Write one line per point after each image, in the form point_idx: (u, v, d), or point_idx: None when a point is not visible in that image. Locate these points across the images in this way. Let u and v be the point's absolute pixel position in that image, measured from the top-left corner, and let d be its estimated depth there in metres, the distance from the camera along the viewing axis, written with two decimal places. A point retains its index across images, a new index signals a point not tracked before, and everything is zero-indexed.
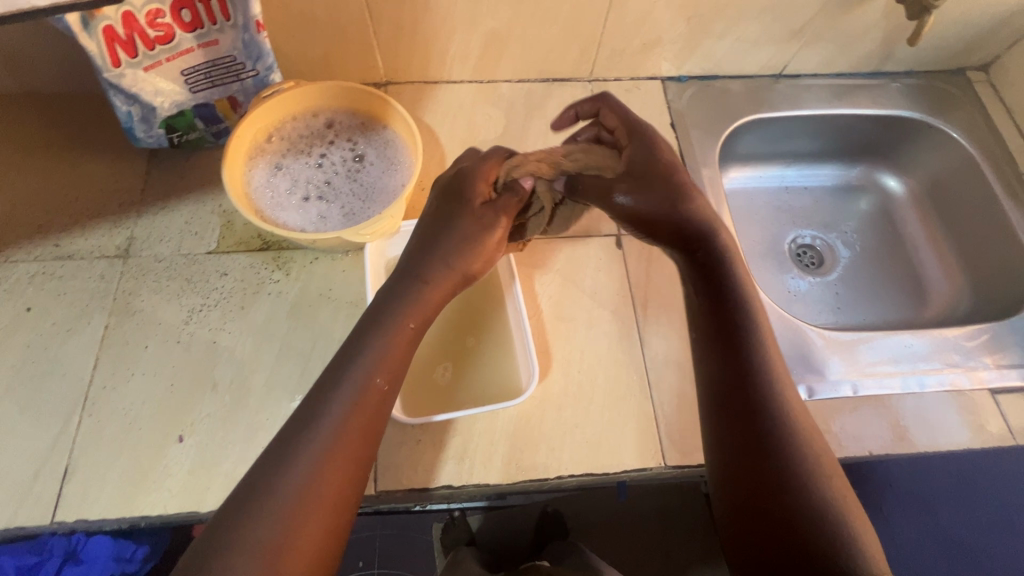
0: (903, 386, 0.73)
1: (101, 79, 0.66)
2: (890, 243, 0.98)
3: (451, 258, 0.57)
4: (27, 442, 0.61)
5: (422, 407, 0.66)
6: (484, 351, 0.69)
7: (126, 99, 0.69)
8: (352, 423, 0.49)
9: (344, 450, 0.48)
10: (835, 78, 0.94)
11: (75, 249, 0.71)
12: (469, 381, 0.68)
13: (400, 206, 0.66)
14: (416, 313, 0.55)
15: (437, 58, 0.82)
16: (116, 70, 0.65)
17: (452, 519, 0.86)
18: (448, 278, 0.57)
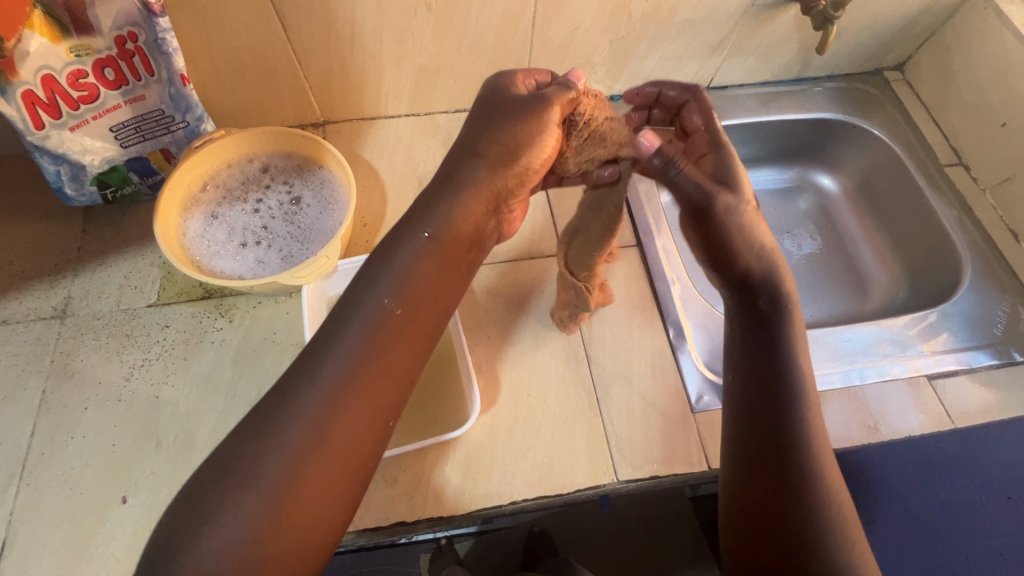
0: (845, 380, 0.75)
1: (25, 142, 0.66)
2: (830, 239, 1.01)
3: (505, 140, 0.55)
4: None
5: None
6: (431, 380, 0.70)
7: (54, 160, 0.68)
8: (340, 427, 0.43)
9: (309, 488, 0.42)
10: (761, 86, 0.98)
11: (9, 313, 0.70)
12: (420, 412, 0.68)
13: (336, 246, 0.67)
14: (438, 225, 0.51)
15: (371, 96, 0.84)
16: (41, 132, 0.65)
17: (439, 548, 0.82)
18: (489, 174, 0.54)
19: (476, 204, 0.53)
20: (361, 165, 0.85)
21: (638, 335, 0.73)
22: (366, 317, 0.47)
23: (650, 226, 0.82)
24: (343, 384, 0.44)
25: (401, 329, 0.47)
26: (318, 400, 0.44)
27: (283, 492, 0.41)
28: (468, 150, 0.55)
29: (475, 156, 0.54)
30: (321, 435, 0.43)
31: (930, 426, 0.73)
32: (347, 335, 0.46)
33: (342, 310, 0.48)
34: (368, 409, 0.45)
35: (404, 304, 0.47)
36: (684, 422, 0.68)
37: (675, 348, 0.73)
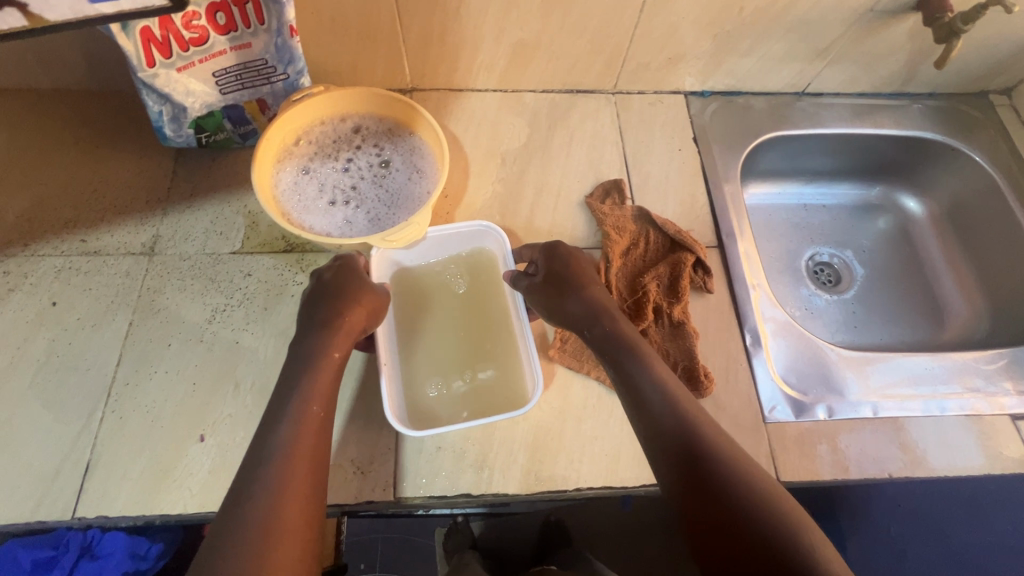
0: (924, 409, 0.71)
1: (135, 78, 0.67)
2: (908, 263, 0.97)
3: (331, 322, 0.59)
4: (50, 437, 0.61)
5: (425, 418, 0.65)
6: (494, 364, 0.68)
7: (158, 99, 0.69)
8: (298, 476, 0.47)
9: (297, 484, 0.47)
10: (857, 97, 0.95)
11: (102, 245, 0.72)
12: (477, 393, 0.66)
13: (425, 213, 0.66)
14: (341, 343, 0.58)
15: (464, 67, 0.83)
16: (151, 70, 0.65)
17: (455, 525, 0.83)
18: (347, 335, 0.59)
19: (337, 343, 0.58)
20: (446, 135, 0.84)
21: (713, 337, 0.72)
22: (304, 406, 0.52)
23: (732, 228, 0.80)
24: (293, 448, 0.49)
25: (327, 423, 0.53)
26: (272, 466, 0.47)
27: (272, 541, 0.43)
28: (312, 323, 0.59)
29: (308, 334, 0.58)
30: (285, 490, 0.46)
31: (1009, 467, 0.69)
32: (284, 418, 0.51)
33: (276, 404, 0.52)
34: (309, 461, 0.49)
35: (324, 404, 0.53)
36: (755, 431, 0.67)
37: (749, 354, 0.71)
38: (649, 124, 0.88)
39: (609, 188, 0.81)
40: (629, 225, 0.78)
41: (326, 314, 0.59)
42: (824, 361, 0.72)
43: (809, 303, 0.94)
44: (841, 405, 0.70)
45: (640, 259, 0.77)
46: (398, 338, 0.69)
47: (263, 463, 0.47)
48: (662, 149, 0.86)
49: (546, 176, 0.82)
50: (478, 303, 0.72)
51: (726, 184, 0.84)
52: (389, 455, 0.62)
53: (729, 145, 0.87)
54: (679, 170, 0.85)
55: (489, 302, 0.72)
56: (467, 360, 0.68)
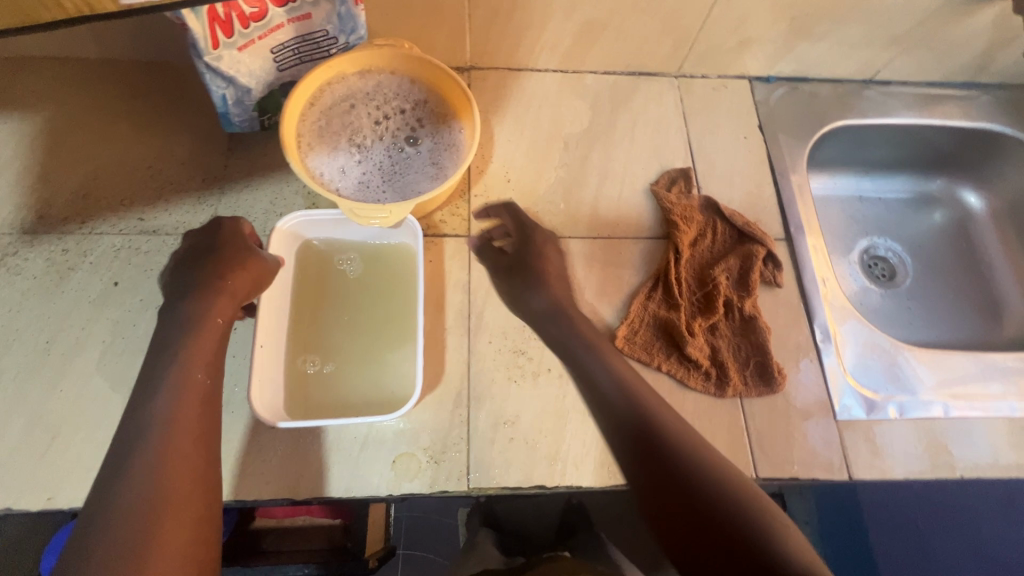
0: (994, 410, 0.70)
1: (197, 62, 0.63)
2: (966, 258, 0.96)
3: (200, 291, 0.56)
4: (120, 420, 0.60)
5: (303, 404, 0.61)
6: (381, 351, 0.64)
7: (222, 83, 0.66)
8: (182, 459, 0.45)
9: (178, 453, 0.46)
10: (925, 86, 0.92)
11: (160, 224, 0.70)
12: (355, 387, 0.62)
13: (403, 209, 0.62)
14: (221, 310, 0.55)
15: (528, 46, 0.80)
16: (215, 52, 0.62)
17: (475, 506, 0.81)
18: (220, 307, 0.55)
19: (221, 309, 0.55)
20: (506, 117, 0.81)
21: (781, 333, 0.71)
22: (182, 379, 0.50)
23: (800, 220, 0.78)
24: (172, 414, 0.47)
25: (214, 394, 0.51)
26: (146, 451, 0.45)
27: (152, 516, 0.42)
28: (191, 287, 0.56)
29: (177, 304, 0.55)
30: (166, 473, 0.44)
31: None
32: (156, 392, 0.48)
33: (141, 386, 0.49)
34: (194, 434, 0.48)
35: (209, 372, 0.51)
36: (826, 428, 0.67)
37: (818, 349, 0.70)
38: (714, 110, 0.85)
39: (676, 177, 0.79)
40: (697, 216, 0.76)
41: (212, 278, 0.56)
42: (893, 359, 0.71)
43: (865, 297, 0.93)
44: (911, 403, 0.69)
45: (709, 250, 0.75)
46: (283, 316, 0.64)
47: (142, 443, 0.45)
48: (728, 137, 0.83)
49: (609, 162, 0.80)
50: (378, 293, 0.67)
51: (792, 175, 0.81)
52: (462, 445, 0.62)
53: (794, 135, 0.85)
54: (745, 159, 0.82)
55: (391, 293, 0.67)
56: (350, 347, 0.64)
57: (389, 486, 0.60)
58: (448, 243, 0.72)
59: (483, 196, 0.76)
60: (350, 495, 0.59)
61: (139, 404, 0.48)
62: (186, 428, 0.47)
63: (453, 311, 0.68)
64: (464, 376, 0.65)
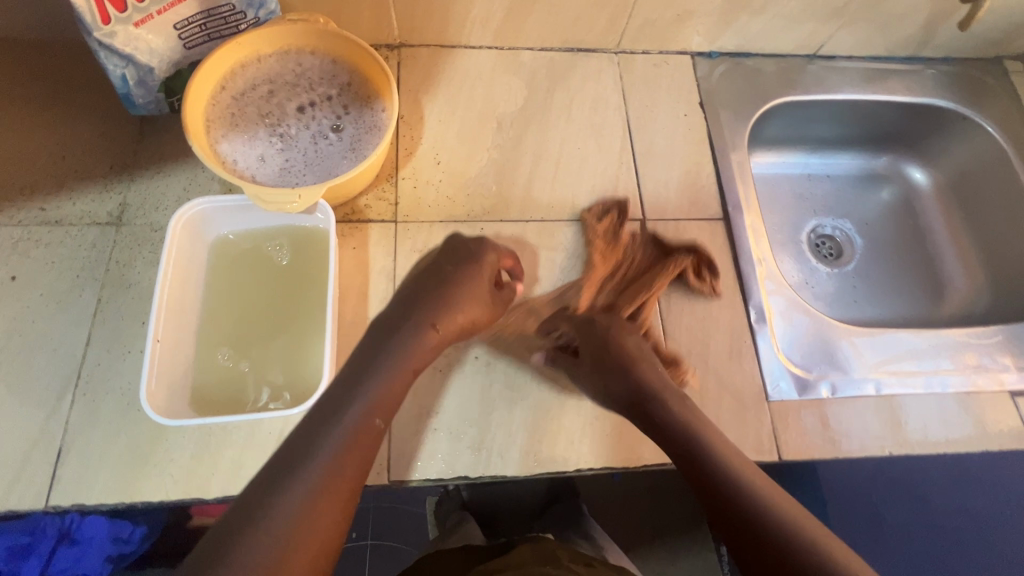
0: (925, 386, 0.70)
1: (88, 39, 0.59)
2: (911, 235, 0.95)
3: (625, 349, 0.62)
4: (17, 422, 0.57)
5: (215, 397, 0.56)
6: (292, 342, 0.59)
7: (119, 62, 0.62)
8: (326, 510, 0.43)
9: (336, 492, 0.44)
10: (870, 61, 0.90)
11: (64, 214, 0.66)
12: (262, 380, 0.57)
13: (316, 192, 0.59)
14: (409, 361, 0.53)
15: (457, 20, 0.77)
16: (107, 28, 0.58)
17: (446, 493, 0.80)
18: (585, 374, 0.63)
19: (418, 358, 0.54)
20: (438, 96, 0.78)
21: (716, 314, 0.70)
22: (362, 425, 0.47)
23: (739, 199, 0.76)
24: (335, 474, 0.45)
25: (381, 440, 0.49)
26: (295, 496, 0.43)
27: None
28: (411, 313, 0.56)
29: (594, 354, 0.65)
30: (292, 542, 0.41)
31: (1008, 442, 0.68)
32: (335, 427, 0.47)
33: (322, 414, 0.47)
34: (344, 495, 0.45)
35: (376, 430, 0.48)
36: (758, 410, 0.66)
37: (753, 330, 0.69)
38: (655, 87, 0.83)
39: (609, 206, 0.74)
40: (627, 249, 0.72)
41: (431, 318, 0.56)
42: (828, 339, 0.70)
43: (811, 277, 0.92)
44: (844, 383, 0.68)
45: (615, 284, 0.71)
46: (194, 303, 0.59)
47: (283, 494, 0.43)
48: (668, 115, 0.81)
49: (544, 142, 0.77)
50: (291, 281, 0.61)
51: (733, 153, 0.80)
52: (382, 438, 0.60)
53: (736, 111, 0.83)
54: (685, 137, 0.80)
55: (304, 282, 0.61)
56: (261, 335, 0.59)
57: None
58: (373, 229, 0.69)
59: (411, 180, 0.73)
60: None
61: (318, 438, 0.46)
62: (355, 467, 0.46)
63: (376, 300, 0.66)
64: None
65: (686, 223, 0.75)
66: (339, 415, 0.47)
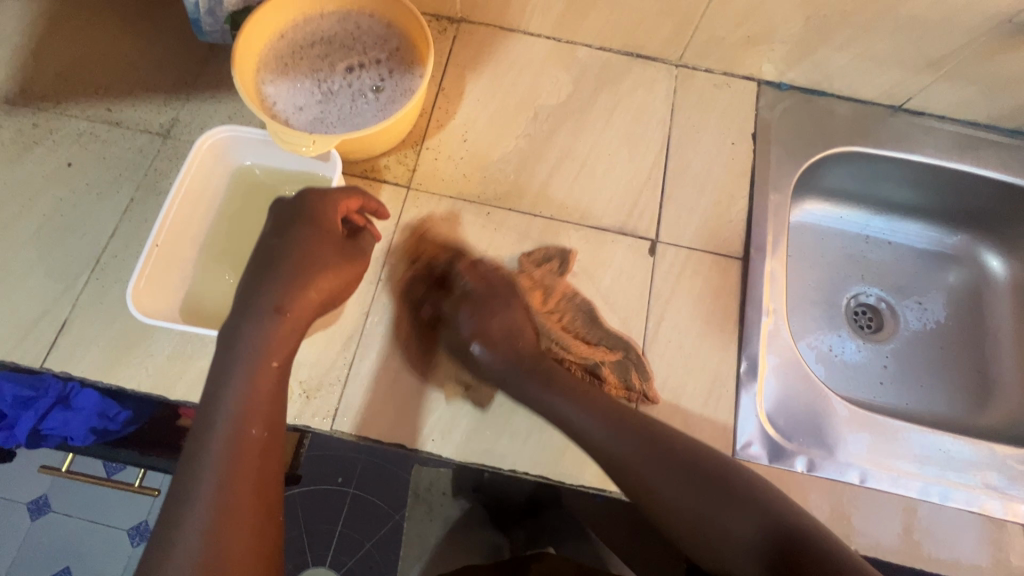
0: (921, 492, 0.61)
1: None
2: (968, 327, 0.85)
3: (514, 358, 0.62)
4: (39, 288, 0.64)
5: (196, 308, 0.60)
6: None
7: None
8: (238, 518, 0.45)
9: (239, 489, 0.46)
10: (965, 126, 0.80)
11: (124, 117, 0.73)
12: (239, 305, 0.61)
13: (330, 141, 0.61)
14: (277, 349, 0.51)
15: (518, 4, 0.76)
16: None
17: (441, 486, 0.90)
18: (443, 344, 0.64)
19: (276, 350, 0.50)
20: (483, 76, 0.78)
21: (703, 354, 0.66)
22: (239, 435, 0.47)
23: (765, 243, 0.71)
24: (228, 476, 0.46)
25: (271, 443, 0.49)
26: (198, 521, 0.44)
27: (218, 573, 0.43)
28: (252, 298, 0.52)
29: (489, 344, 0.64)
30: (221, 534, 0.44)
31: None
32: (208, 452, 0.46)
33: (197, 443, 0.47)
34: (255, 479, 0.47)
35: (265, 423, 0.49)
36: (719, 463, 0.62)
37: (739, 382, 0.65)
38: (708, 108, 0.78)
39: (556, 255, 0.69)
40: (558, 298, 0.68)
41: (273, 302, 0.52)
42: (821, 413, 0.64)
43: (837, 347, 0.85)
44: (827, 463, 0.61)
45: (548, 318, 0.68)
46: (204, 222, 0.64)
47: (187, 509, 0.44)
48: (714, 139, 0.77)
49: (575, 142, 0.76)
50: None
51: (773, 193, 0.74)
52: (336, 388, 0.62)
53: (790, 151, 0.77)
54: (725, 166, 0.75)
55: None
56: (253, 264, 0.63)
57: None
58: (386, 190, 0.71)
59: (434, 152, 0.74)
60: None
61: (192, 456, 0.46)
62: (250, 474, 0.47)
63: None
64: (360, 322, 0.65)
65: (700, 254, 0.71)
66: (207, 442, 0.46)
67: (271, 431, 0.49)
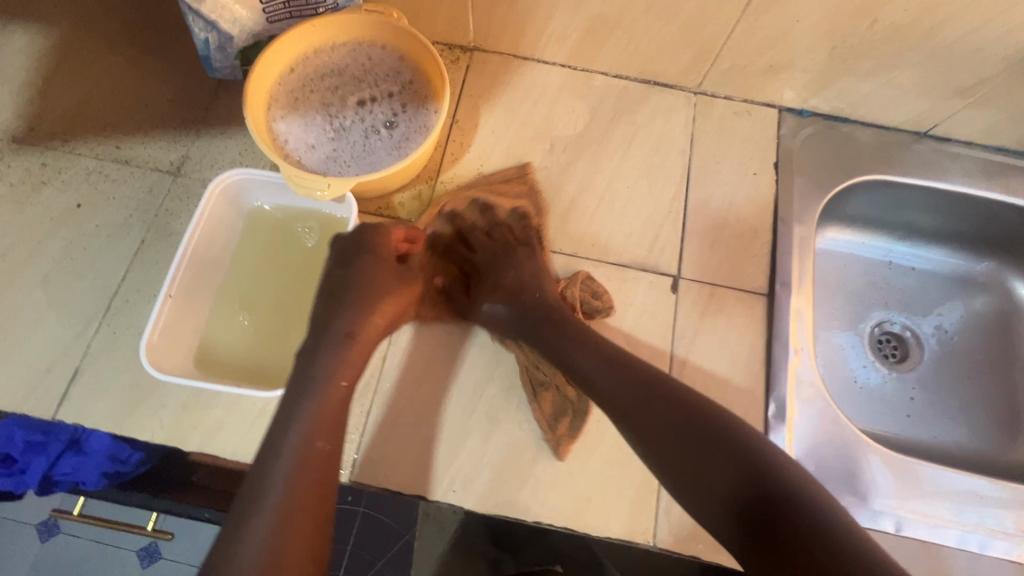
0: (958, 541, 0.60)
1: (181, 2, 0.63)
2: (996, 357, 0.83)
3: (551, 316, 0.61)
4: (49, 336, 0.63)
5: (211, 358, 0.60)
6: (289, 324, 0.62)
7: (204, 27, 0.65)
8: (301, 519, 0.46)
9: (303, 494, 0.47)
10: (993, 152, 0.78)
11: (133, 155, 0.71)
12: (255, 354, 0.60)
13: (345, 185, 0.59)
14: (348, 371, 0.55)
15: (533, 34, 0.74)
16: None
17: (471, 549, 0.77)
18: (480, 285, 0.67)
19: (348, 371, 0.55)
20: (497, 107, 0.77)
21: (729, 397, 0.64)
22: (308, 445, 0.49)
23: (790, 278, 0.69)
24: (294, 483, 0.47)
25: (334, 461, 0.50)
26: (266, 518, 0.45)
27: None
28: (322, 325, 0.58)
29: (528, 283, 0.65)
30: (285, 534, 0.45)
31: None
32: (282, 456, 0.49)
33: (268, 451, 0.49)
34: (319, 485, 0.48)
35: (330, 439, 0.51)
36: None
37: (768, 426, 0.63)
38: (728, 137, 0.76)
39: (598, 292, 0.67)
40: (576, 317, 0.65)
41: (344, 327, 0.57)
42: (853, 459, 0.62)
43: (863, 377, 0.82)
44: (860, 511, 0.60)
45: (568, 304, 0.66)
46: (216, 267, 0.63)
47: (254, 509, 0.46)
48: (735, 170, 0.75)
49: (593, 174, 0.74)
50: (306, 269, 0.64)
51: (797, 225, 0.72)
52: (354, 437, 0.61)
53: (814, 181, 0.75)
54: (747, 197, 0.74)
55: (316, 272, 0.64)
56: (267, 311, 0.62)
57: None
58: None
59: (449, 187, 0.72)
60: (235, 458, 0.59)
61: (263, 463, 0.48)
62: (315, 482, 0.48)
63: None
64: (377, 368, 0.63)
65: (724, 291, 0.69)
66: (278, 449, 0.49)
67: (335, 445, 0.51)
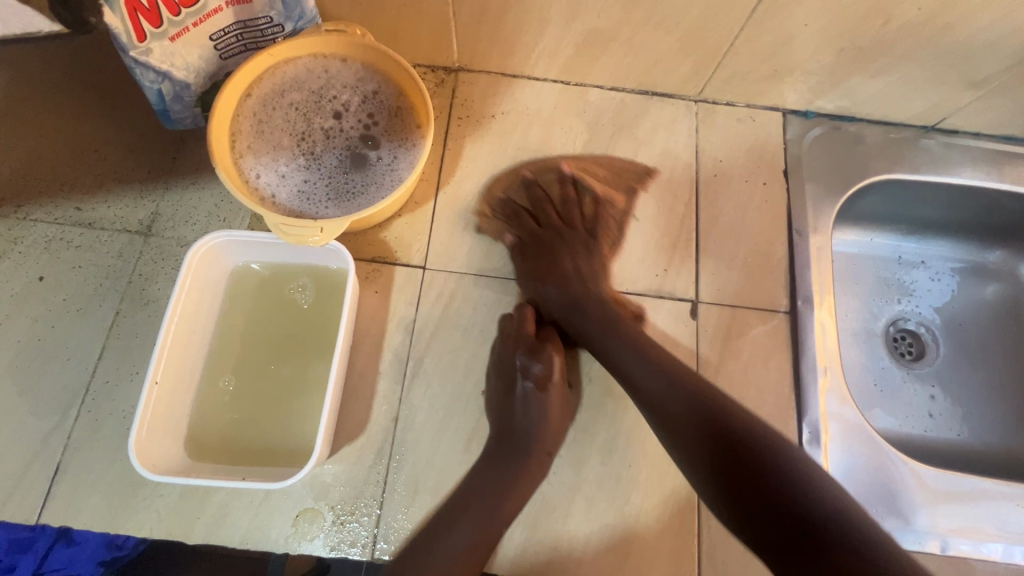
0: (1002, 553, 0.60)
1: (123, 56, 0.55)
2: (1015, 347, 0.80)
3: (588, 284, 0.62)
4: (25, 428, 0.57)
5: (210, 440, 0.55)
6: (291, 395, 0.57)
7: (156, 77, 0.58)
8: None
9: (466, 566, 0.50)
10: (1000, 141, 0.77)
11: (97, 216, 0.65)
12: (256, 433, 0.56)
13: (338, 226, 0.54)
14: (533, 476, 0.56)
15: (523, 52, 0.69)
16: (142, 45, 0.54)
17: None
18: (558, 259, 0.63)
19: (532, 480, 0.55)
20: (490, 132, 0.72)
21: None
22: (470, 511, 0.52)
23: (811, 292, 0.66)
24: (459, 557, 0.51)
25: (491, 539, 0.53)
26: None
27: None
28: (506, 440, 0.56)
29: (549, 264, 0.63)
30: None
31: None
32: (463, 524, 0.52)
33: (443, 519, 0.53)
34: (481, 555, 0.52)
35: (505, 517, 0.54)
36: None
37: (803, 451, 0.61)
38: (733, 146, 0.73)
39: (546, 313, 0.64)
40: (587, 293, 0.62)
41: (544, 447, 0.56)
42: (892, 480, 0.61)
43: (882, 379, 0.78)
44: (902, 533, 0.59)
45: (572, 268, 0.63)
46: (203, 338, 0.57)
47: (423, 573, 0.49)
48: (743, 181, 0.72)
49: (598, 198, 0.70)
50: (303, 333, 0.59)
51: (813, 235, 0.69)
52: (373, 510, 0.56)
53: (825, 185, 0.72)
54: (760, 209, 0.70)
55: (313, 335, 0.59)
56: (264, 383, 0.57)
57: (286, 544, 0.55)
58: (398, 273, 0.65)
59: (447, 223, 0.67)
60: (246, 546, 0.55)
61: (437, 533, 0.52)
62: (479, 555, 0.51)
63: (389, 354, 0.62)
64: (390, 429, 0.59)
65: (744, 312, 0.66)
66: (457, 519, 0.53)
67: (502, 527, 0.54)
